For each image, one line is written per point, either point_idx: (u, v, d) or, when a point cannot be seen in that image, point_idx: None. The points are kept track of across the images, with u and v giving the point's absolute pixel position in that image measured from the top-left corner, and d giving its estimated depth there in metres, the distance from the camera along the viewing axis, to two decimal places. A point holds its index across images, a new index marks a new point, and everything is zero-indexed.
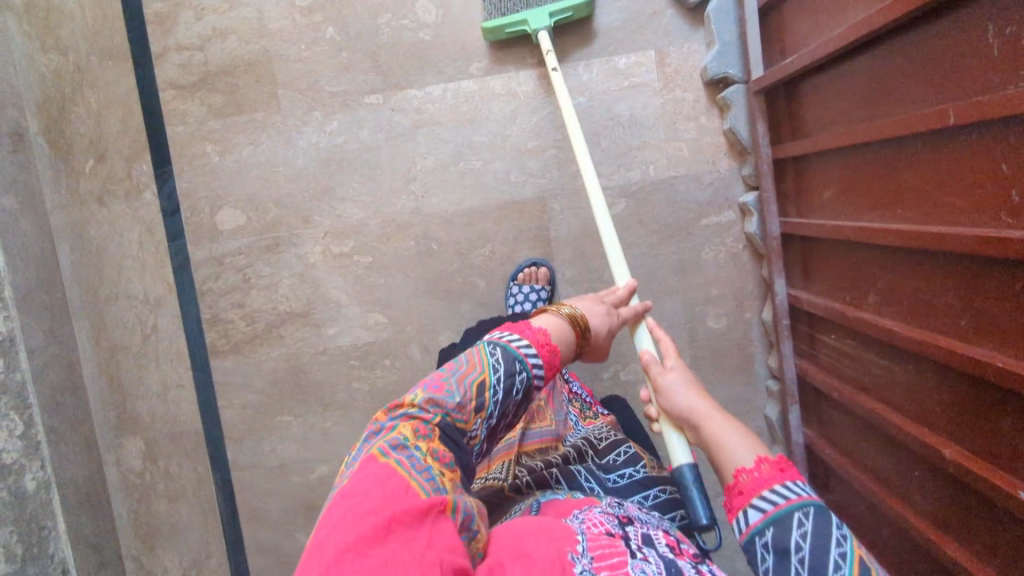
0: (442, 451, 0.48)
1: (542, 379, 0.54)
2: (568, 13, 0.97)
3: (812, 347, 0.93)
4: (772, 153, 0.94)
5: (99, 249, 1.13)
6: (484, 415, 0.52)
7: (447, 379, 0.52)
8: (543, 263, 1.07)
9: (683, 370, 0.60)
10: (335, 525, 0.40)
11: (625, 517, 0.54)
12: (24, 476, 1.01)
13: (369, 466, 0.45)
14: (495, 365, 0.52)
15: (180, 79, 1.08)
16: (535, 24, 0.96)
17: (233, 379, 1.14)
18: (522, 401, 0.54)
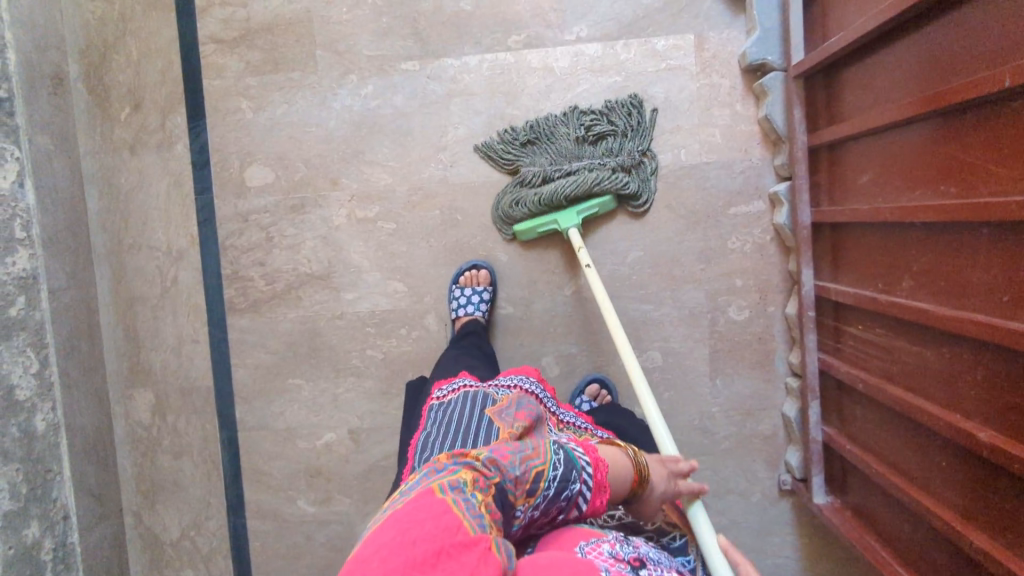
0: (494, 509, 0.50)
1: (586, 501, 0.59)
2: (594, 209, 1.02)
3: (837, 341, 0.91)
4: (807, 141, 0.93)
5: (126, 198, 1.14)
6: (531, 501, 0.55)
7: (512, 455, 0.57)
8: (485, 265, 1.08)
9: None
10: (388, 543, 0.42)
11: (636, 560, 0.54)
12: (36, 414, 1.01)
13: (425, 498, 0.47)
14: (556, 462, 0.58)
15: (222, 34, 1.09)
16: (564, 223, 1.01)
17: (248, 338, 1.13)
18: (564, 508, 0.58)
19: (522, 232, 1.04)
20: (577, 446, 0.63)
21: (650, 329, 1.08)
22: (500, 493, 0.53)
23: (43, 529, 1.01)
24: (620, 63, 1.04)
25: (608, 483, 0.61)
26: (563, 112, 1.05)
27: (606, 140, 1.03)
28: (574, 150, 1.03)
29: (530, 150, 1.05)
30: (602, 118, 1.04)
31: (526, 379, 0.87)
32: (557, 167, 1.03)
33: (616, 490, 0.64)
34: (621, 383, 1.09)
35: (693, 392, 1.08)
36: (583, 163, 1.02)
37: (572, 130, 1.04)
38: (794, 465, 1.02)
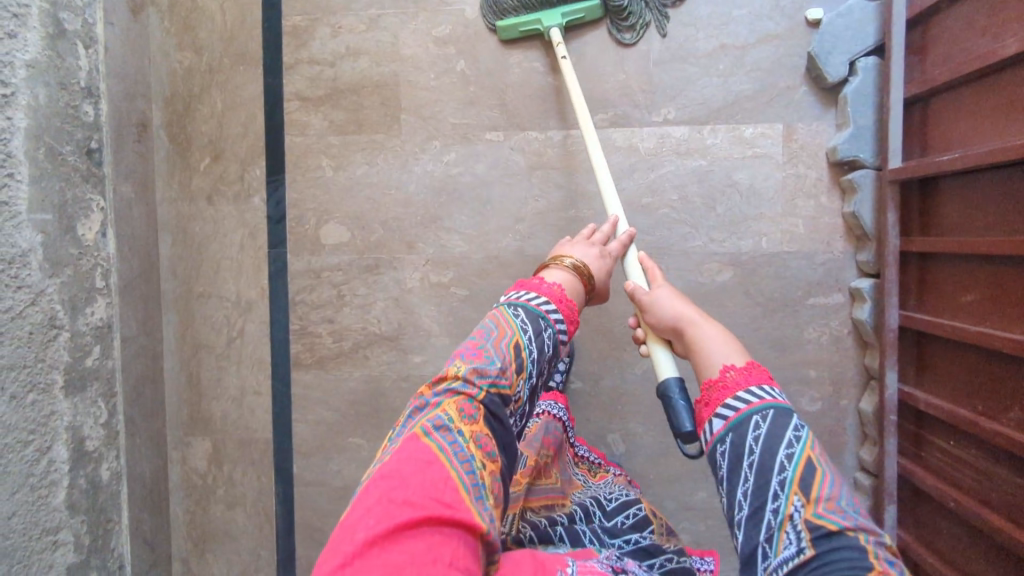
0: (483, 433, 0.53)
1: (565, 331, 0.66)
2: (580, 15, 1.01)
3: (918, 449, 0.91)
4: (900, 245, 0.92)
5: (200, 246, 1.14)
6: (524, 377, 0.59)
7: (485, 345, 0.59)
8: None
9: (667, 289, 0.72)
10: (372, 508, 0.44)
11: (619, 568, 0.61)
12: (102, 464, 1.01)
13: (411, 448, 0.49)
14: (526, 329, 0.62)
15: (308, 92, 1.10)
16: (547, 22, 1.00)
17: (311, 394, 1.13)
18: (552, 357, 0.64)
19: (504, 28, 1.02)
20: (528, 292, 0.67)
21: None
22: (489, 402, 0.55)
23: None
24: (706, 146, 1.04)
25: (566, 295, 0.69)
26: None
27: None
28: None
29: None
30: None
31: (555, 404, 0.99)
32: None
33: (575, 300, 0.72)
34: (688, 466, 1.08)
35: None
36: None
37: None
38: None
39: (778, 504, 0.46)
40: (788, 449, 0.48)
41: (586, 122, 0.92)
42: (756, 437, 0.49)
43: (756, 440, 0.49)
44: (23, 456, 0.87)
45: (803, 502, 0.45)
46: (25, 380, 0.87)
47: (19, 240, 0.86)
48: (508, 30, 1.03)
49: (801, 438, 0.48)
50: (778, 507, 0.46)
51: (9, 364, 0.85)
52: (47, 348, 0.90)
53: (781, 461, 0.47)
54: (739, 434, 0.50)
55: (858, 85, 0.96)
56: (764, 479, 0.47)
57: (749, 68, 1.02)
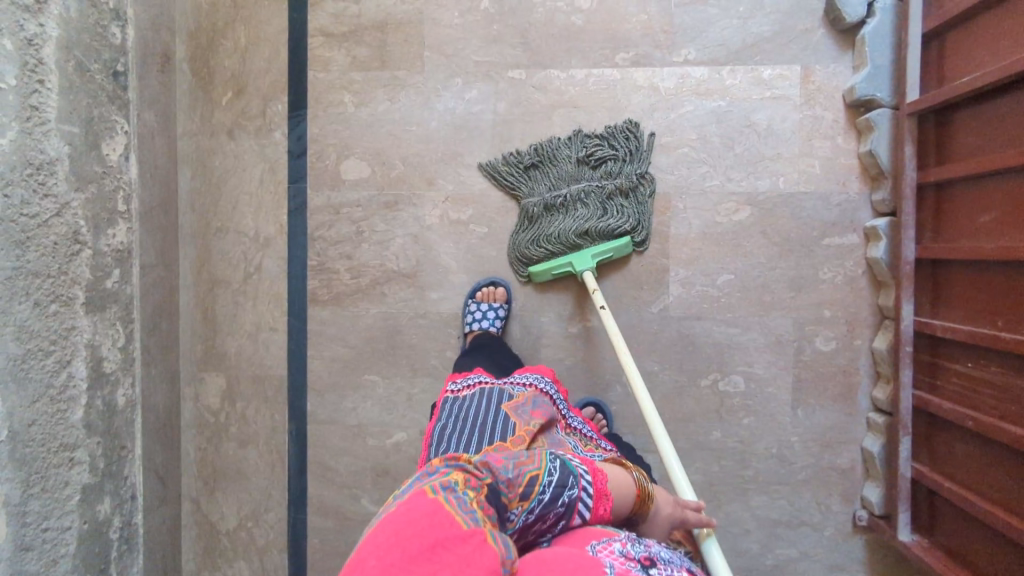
0: (486, 504, 0.51)
1: (586, 506, 0.60)
2: (609, 253, 1.04)
3: (933, 378, 0.93)
4: (916, 178, 0.94)
5: (219, 181, 1.13)
6: (526, 505, 0.55)
7: (505, 462, 0.58)
8: (501, 282, 1.09)
9: None
10: (382, 543, 0.44)
11: (647, 559, 0.56)
12: (117, 388, 1.00)
13: (418, 497, 0.48)
14: (551, 468, 0.59)
15: (332, 28, 1.10)
16: (579, 265, 1.03)
17: (327, 331, 1.13)
18: (563, 521, 0.58)
19: (537, 272, 1.06)
20: (575, 459, 0.65)
21: (735, 352, 1.08)
22: (492, 492, 0.54)
23: (113, 506, 1.00)
24: (725, 87, 1.06)
25: (608, 491, 0.63)
26: (568, 135, 1.08)
27: (607, 164, 1.06)
28: (573, 174, 1.06)
29: (533, 175, 1.07)
30: (598, 151, 1.06)
31: (542, 379, 0.93)
32: (556, 194, 1.05)
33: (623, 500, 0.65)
34: (702, 405, 1.08)
35: (774, 419, 1.08)
36: (582, 185, 1.05)
37: (573, 155, 1.07)
38: (873, 500, 1.03)
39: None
40: None
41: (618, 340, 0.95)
42: None
43: None
44: (44, 366, 0.86)
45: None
46: (49, 290, 0.87)
47: (47, 149, 0.86)
48: (541, 272, 1.06)
49: None
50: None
51: (34, 270, 0.84)
52: (70, 263, 0.90)
53: None
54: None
55: (876, 26, 0.99)
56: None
57: (768, 11, 1.04)
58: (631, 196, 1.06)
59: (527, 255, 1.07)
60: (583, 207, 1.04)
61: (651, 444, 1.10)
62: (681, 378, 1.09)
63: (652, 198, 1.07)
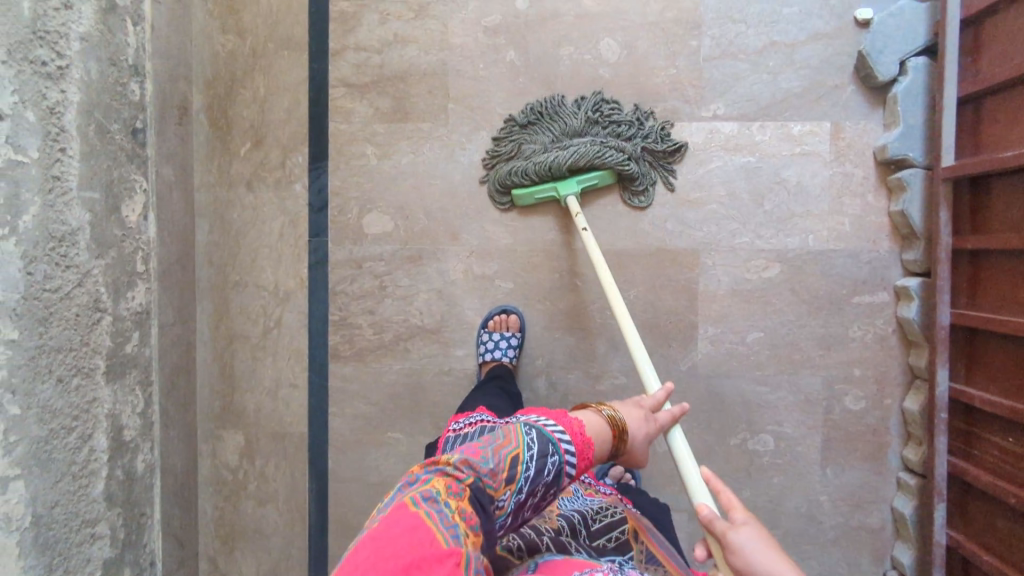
0: (469, 511, 0.51)
1: (573, 466, 0.60)
2: (595, 181, 1.02)
3: (968, 447, 0.93)
4: (951, 243, 0.93)
5: (237, 234, 1.11)
6: (514, 487, 0.56)
7: (484, 449, 0.57)
8: (514, 310, 1.07)
9: (755, 526, 0.52)
10: (361, 560, 0.44)
11: None
12: (137, 455, 0.97)
13: (399, 513, 0.49)
14: (529, 442, 0.58)
15: (353, 78, 1.08)
16: (563, 190, 1.00)
17: (349, 387, 1.10)
18: (553, 484, 0.59)
19: (520, 195, 1.03)
20: (544, 416, 0.63)
21: (765, 411, 1.07)
22: (475, 493, 0.53)
23: None
24: (755, 143, 1.04)
25: (588, 439, 0.62)
26: (577, 99, 1.05)
27: (616, 125, 1.03)
28: (579, 129, 1.02)
29: (533, 131, 1.05)
30: (606, 117, 1.03)
31: None
32: (558, 144, 1.02)
33: (598, 449, 0.64)
34: (731, 463, 1.07)
35: (803, 477, 1.07)
36: (585, 140, 1.01)
37: (577, 110, 1.04)
38: (904, 561, 1.03)
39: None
40: None
41: (602, 267, 0.92)
42: None
43: None
44: (67, 443, 0.83)
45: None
46: (71, 364, 0.83)
47: (69, 218, 0.83)
48: (524, 196, 1.03)
49: None
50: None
51: (57, 345, 0.81)
52: (92, 332, 0.87)
53: None
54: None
55: (908, 85, 0.98)
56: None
57: (799, 66, 1.03)
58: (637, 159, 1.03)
59: (510, 179, 1.03)
60: (583, 148, 1.00)
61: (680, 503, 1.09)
62: (710, 435, 1.08)
63: (654, 170, 1.05)
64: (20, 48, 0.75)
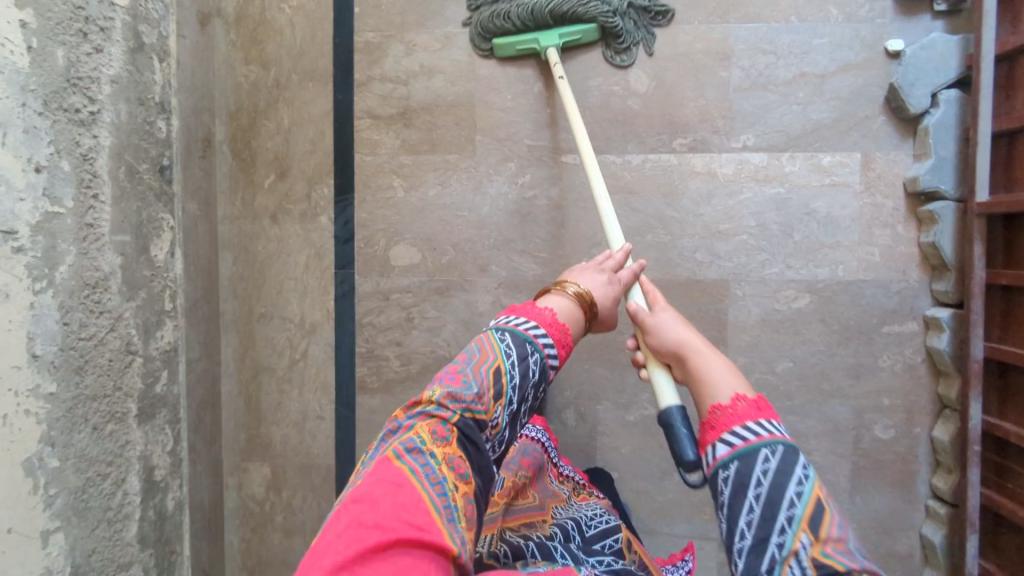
0: (455, 453, 0.54)
1: (554, 357, 0.65)
2: (578, 36, 1.01)
3: (1001, 479, 0.93)
4: (985, 277, 0.93)
5: (263, 266, 1.10)
6: (502, 402, 0.60)
7: (463, 372, 0.60)
8: None
9: (673, 318, 0.70)
10: (343, 533, 0.46)
11: None
12: (167, 494, 0.97)
13: (383, 469, 0.51)
14: (508, 353, 0.61)
15: (379, 110, 1.07)
16: (545, 42, 0.99)
17: (376, 419, 1.10)
18: (540, 383, 0.63)
19: (501, 43, 1.02)
20: (517, 316, 0.67)
21: (795, 441, 1.07)
22: (461, 431, 0.56)
23: None
24: (785, 174, 1.04)
25: (559, 325, 0.68)
26: None
27: None
28: None
29: None
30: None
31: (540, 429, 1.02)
32: None
33: (574, 328, 0.70)
34: None
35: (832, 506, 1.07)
36: None
37: None
38: None
39: (784, 538, 0.46)
40: (798, 486, 0.48)
41: (574, 114, 0.93)
42: (764, 470, 0.49)
43: (765, 473, 0.49)
44: (102, 490, 0.82)
45: (811, 539, 0.46)
46: (105, 411, 0.83)
47: (102, 263, 0.82)
48: (506, 43, 1.02)
49: (808, 478, 0.49)
50: (783, 542, 0.46)
51: (92, 393, 0.80)
52: (124, 375, 0.86)
53: (790, 497, 0.47)
54: (746, 463, 0.50)
55: (940, 118, 0.97)
56: (772, 512, 0.47)
57: (828, 97, 1.03)
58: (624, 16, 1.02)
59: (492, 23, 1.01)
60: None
61: (709, 532, 1.09)
62: None
63: (643, 29, 1.04)
64: (55, 97, 0.74)
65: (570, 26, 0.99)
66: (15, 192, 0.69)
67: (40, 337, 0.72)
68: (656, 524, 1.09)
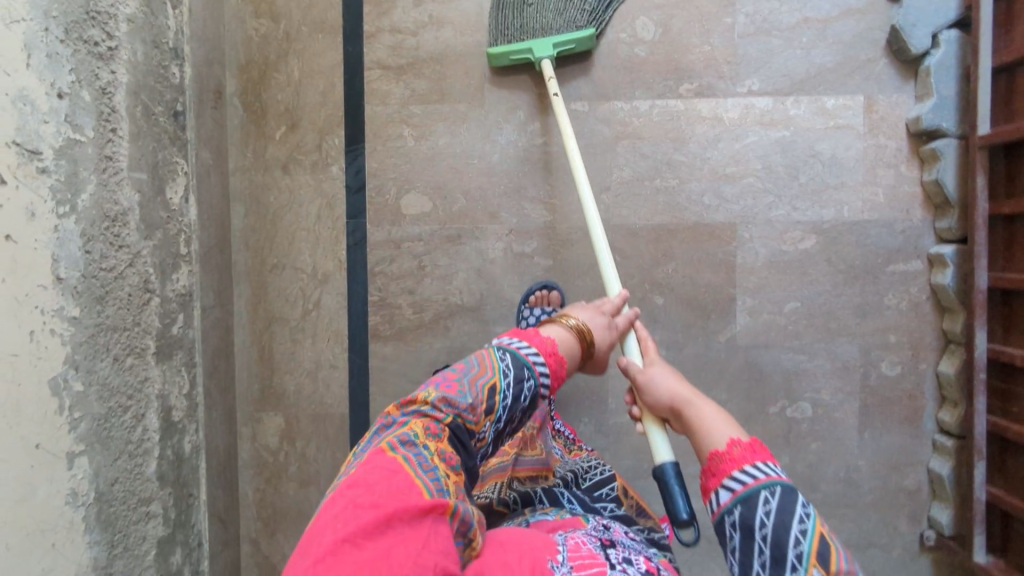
0: (448, 451, 0.53)
1: (547, 388, 0.61)
2: (571, 46, 1.02)
3: (1007, 406, 0.95)
4: (988, 208, 0.94)
5: (274, 216, 1.11)
6: (493, 418, 0.57)
7: (460, 381, 0.57)
8: (555, 287, 1.07)
9: (665, 370, 0.70)
10: (341, 512, 0.46)
11: (608, 541, 0.61)
12: (184, 436, 0.98)
13: (377, 458, 0.51)
14: (505, 370, 0.59)
15: (389, 61, 1.08)
16: (539, 53, 1.01)
17: (389, 367, 1.11)
18: (528, 408, 0.60)
19: (494, 56, 1.03)
20: (518, 338, 0.63)
21: (803, 380, 1.08)
22: (454, 435, 0.55)
23: (184, 557, 0.98)
24: (790, 117, 1.06)
25: (558, 353, 0.64)
26: None
27: None
28: None
29: None
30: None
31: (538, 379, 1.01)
32: None
33: (569, 360, 0.66)
34: (770, 431, 1.09)
35: (841, 445, 1.09)
36: None
37: None
38: (943, 522, 1.04)
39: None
40: (800, 524, 0.47)
41: (567, 132, 0.95)
42: (766, 511, 0.48)
43: (767, 514, 0.48)
44: (123, 422, 0.83)
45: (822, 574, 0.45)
46: (125, 344, 0.84)
47: (120, 198, 0.83)
48: (500, 56, 1.03)
49: (810, 515, 0.48)
50: None
51: (112, 325, 0.81)
52: (142, 312, 0.87)
53: (795, 535, 0.47)
54: (748, 507, 0.49)
55: (941, 57, 0.99)
56: (780, 552, 0.47)
57: (832, 41, 1.04)
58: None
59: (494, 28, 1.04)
60: None
61: None
62: (749, 406, 1.09)
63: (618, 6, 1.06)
64: (75, 27, 0.75)
65: (563, 35, 1.00)
66: (39, 113, 0.70)
67: (64, 260, 0.73)
68: None
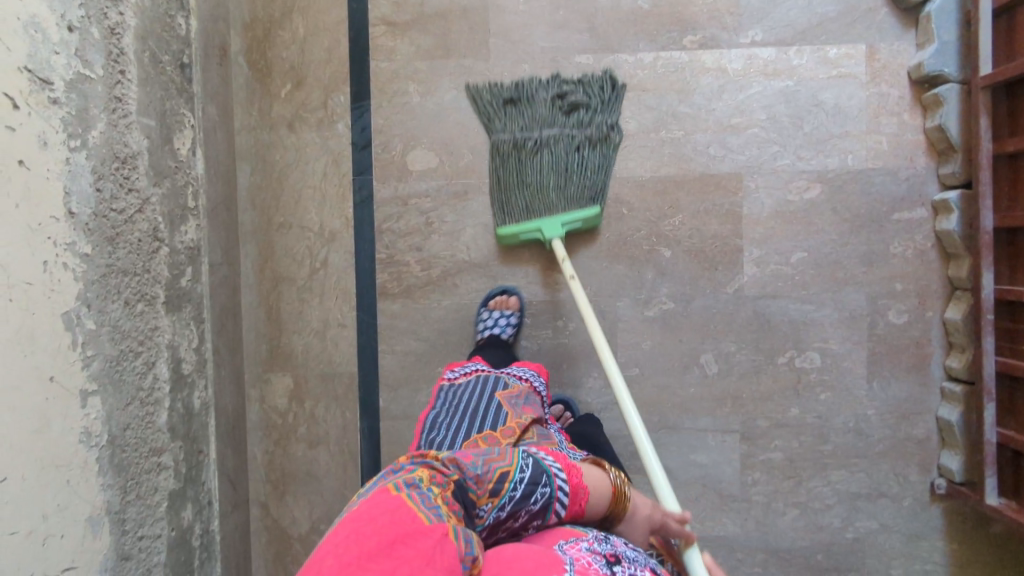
0: (452, 501, 0.52)
1: (560, 509, 0.61)
2: (579, 223, 1.04)
3: (1014, 344, 0.96)
4: (992, 149, 0.95)
5: (281, 175, 1.10)
6: (496, 501, 0.57)
7: (476, 459, 0.60)
8: (514, 292, 1.09)
9: None
10: (342, 539, 0.44)
11: (613, 556, 0.57)
12: (194, 391, 0.97)
13: (379, 495, 0.49)
14: (523, 466, 0.60)
15: (393, 16, 1.08)
16: (549, 233, 1.03)
17: (397, 325, 1.10)
18: (536, 517, 0.60)
19: (506, 235, 1.05)
20: (549, 456, 0.65)
21: (811, 329, 1.09)
22: (458, 489, 0.55)
23: (195, 514, 0.97)
24: (793, 68, 1.06)
25: (581, 488, 0.63)
26: (547, 77, 1.08)
27: (579, 112, 1.06)
28: (548, 118, 1.06)
29: (509, 110, 1.07)
30: (588, 162, 1.06)
31: (536, 376, 0.97)
32: (531, 151, 1.06)
33: (591, 498, 0.64)
34: (779, 381, 1.10)
35: (851, 394, 1.09)
36: (555, 131, 1.05)
37: (553, 108, 1.06)
38: (953, 468, 1.05)
39: None
40: None
41: (585, 308, 0.96)
42: None
43: None
44: (135, 368, 0.82)
45: None
46: (136, 289, 0.83)
47: (130, 142, 0.82)
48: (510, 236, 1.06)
49: None
50: None
51: (123, 268, 0.81)
52: (152, 260, 0.86)
53: None
54: None
55: (942, 3, 1.00)
56: None
57: None
58: (600, 145, 1.07)
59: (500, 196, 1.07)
60: (551, 153, 1.05)
61: (732, 423, 1.10)
62: (758, 356, 1.10)
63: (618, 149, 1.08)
64: None
65: (572, 215, 1.03)
66: (51, 44, 0.70)
67: (75, 195, 0.73)
68: (678, 419, 1.11)
